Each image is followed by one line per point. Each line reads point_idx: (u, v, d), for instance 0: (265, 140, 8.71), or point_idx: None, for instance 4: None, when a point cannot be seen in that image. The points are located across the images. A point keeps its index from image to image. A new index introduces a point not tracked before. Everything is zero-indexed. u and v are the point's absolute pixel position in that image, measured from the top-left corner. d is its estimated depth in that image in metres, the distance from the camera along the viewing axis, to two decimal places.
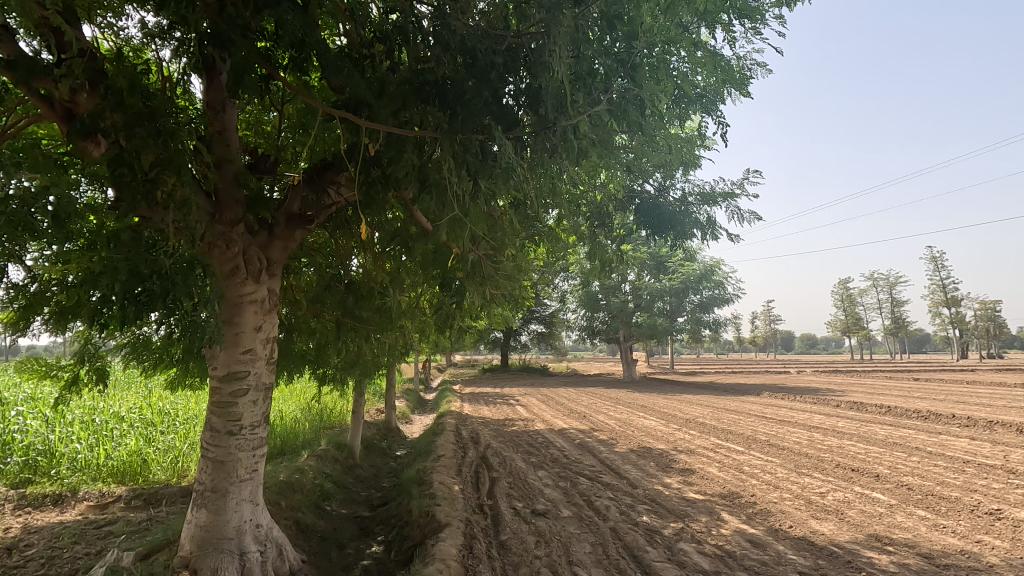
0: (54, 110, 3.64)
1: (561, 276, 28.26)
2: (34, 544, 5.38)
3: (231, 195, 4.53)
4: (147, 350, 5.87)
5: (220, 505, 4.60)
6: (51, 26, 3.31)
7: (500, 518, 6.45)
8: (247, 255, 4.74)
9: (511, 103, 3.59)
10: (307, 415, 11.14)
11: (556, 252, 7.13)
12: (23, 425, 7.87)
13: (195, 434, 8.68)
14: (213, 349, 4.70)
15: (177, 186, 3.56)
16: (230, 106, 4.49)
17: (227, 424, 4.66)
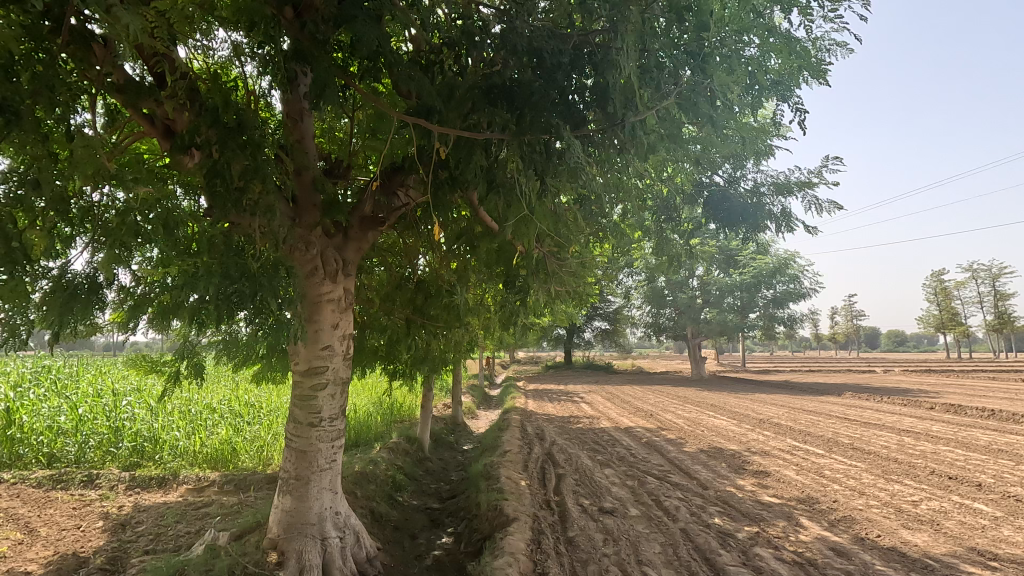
0: (155, 127, 4.09)
1: (626, 272, 27.87)
2: (144, 521, 5.96)
3: (309, 200, 4.82)
4: (236, 347, 6.34)
5: (303, 492, 4.89)
6: (155, 53, 3.64)
7: (567, 514, 6.46)
8: (325, 257, 5.01)
9: (577, 101, 3.51)
10: (379, 408, 11.61)
11: (621, 248, 7.04)
12: (132, 413, 8.68)
13: (278, 425, 9.27)
14: (295, 346, 5.01)
15: (260, 193, 3.92)
16: (308, 115, 4.73)
17: (309, 416, 4.96)
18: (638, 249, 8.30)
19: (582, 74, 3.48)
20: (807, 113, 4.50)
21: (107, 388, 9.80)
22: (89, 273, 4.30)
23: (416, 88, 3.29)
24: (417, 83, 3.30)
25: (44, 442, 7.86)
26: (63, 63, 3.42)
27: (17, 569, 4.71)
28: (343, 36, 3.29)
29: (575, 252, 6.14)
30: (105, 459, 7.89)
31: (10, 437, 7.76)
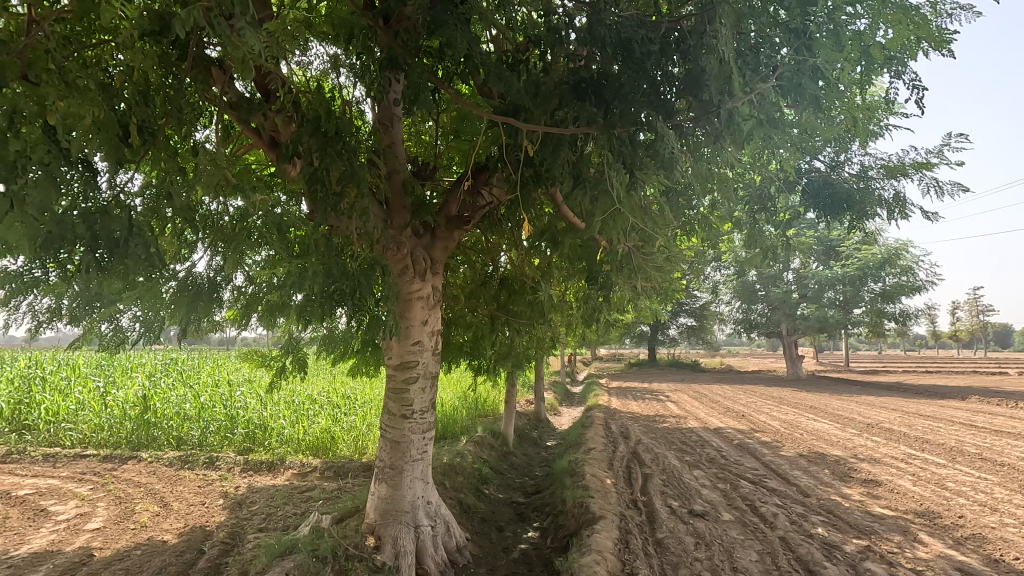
0: (263, 138, 4.45)
1: (714, 267, 26.62)
2: (257, 500, 6.52)
3: (400, 202, 5.03)
4: (334, 343, 6.76)
5: (397, 480, 5.12)
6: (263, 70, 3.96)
7: (655, 515, 6.31)
8: (415, 256, 5.21)
9: (667, 89, 3.40)
10: (464, 402, 11.92)
11: (711, 241, 6.74)
12: (244, 403, 9.49)
13: (372, 416, 9.75)
14: (389, 341, 5.25)
15: (356, 196, 4.19)
16: (398, 121, 4.93)
17: (402, 408, 5.18)
18: (727, 242, 7.88)
19: (672, 64, 3.35)
20: (925, 89, 4.09)
21: (223, 379, 10.79)
22: (210, 274, 4.74)
23: (506, 88, 3.30)
24: (507, 83, 3.31)
25: (173, 426, 8.80)
26: (186, 85, 3.79)
27: (155, 537, 5.39)
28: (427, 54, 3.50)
29: (660, 245, 5.96)
30: (223, 442, 8.69)
31: (146, 421, 8.77)
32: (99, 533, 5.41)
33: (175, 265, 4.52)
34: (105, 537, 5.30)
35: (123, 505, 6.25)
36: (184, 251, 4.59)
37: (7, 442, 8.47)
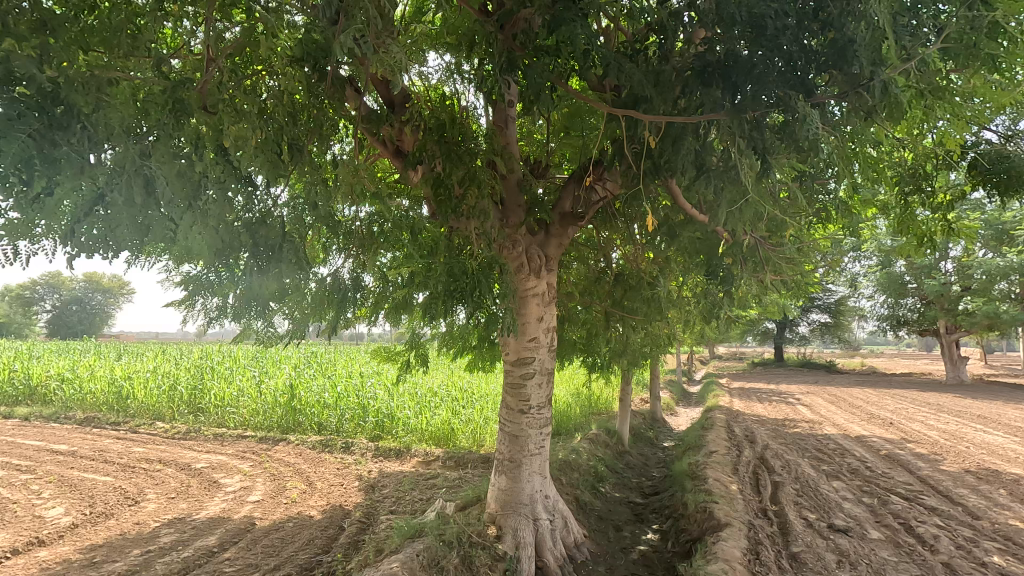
0: (388, 148, 4.77)
1: (851, 258, 24.02)
2: (387, 484, 7.04)
3: (515, 201, 5.14)
4: (453, 338, 7.06)
5: (516, 473, 5.24)
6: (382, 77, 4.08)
7: (789, 527, 5.85)
8: (530, 254, 5.28)
9: (805, 65, 3.12)
10: (577, 399, 11.91)
11: (850, 228, 6.09)
12: (374, 393, 10.25)
13: (488, 410, 10.06)
14: (506, 338, 5.37)
15: (475, 199, 4.31)
16: (512, 122, 5.04)
17: (519, 403, 5.29)
18: (872, 228, 7.04)
19: (810, 36, 3.06)
20: None
21: (356, 372, 11.76)
22: (345, 274, 5.10)
23: (627, 78, 3.24)
24: (628, 74, 3.24)
25: (315, 413, 9.73)
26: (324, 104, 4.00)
27: (303, 512, 6.03)
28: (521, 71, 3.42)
29: (791, 235, 5.50)
30: (357, 429, 9.45)
31: (293, 408, 9.80)
32: (259, 504, 6.16)
33: (316, 268, 5.00)
34: (263, 509, 6.03)
35: (278, 481, 7.08)
36: (323, 255, 5.05)
37: (187, 421, 9.92)
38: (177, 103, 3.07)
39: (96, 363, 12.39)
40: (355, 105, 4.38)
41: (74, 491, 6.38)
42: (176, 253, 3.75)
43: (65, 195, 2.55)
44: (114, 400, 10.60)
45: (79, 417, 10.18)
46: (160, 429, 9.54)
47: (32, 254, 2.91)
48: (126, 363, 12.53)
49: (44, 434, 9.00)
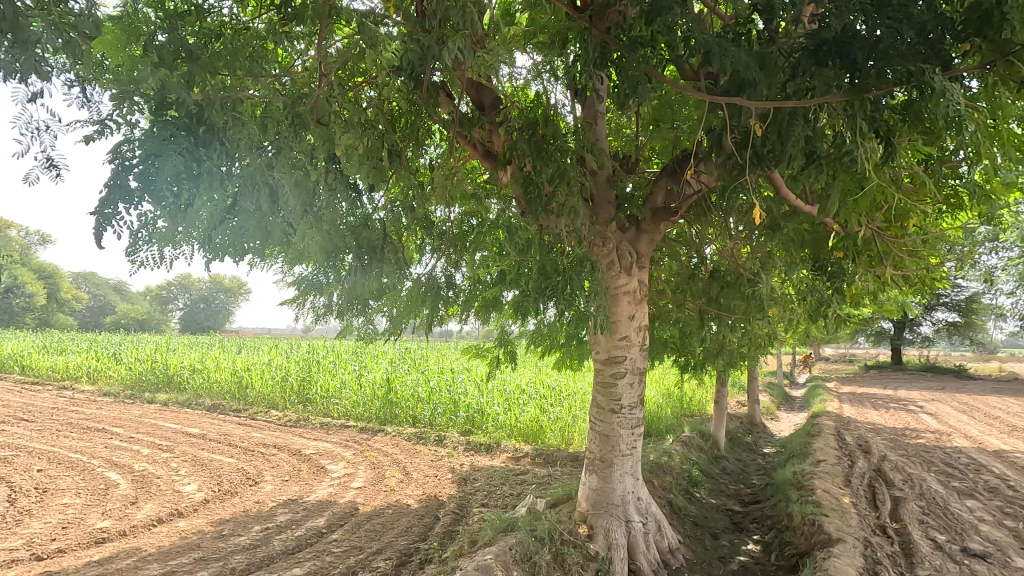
0: (477, 150, 4.89)
1: (987, 249, 21.28)
2: (479, 478, 7.21)
3: (604, 197, 5.08)
4: (541, 336, 7.08)
5: (607, 473, 5.17)
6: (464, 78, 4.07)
7: (913, 548, 5.30)
8: (620, 251, 5.19)
9: (939, 36, 2.82)
10: (668, 401, 11.53)
11: (989, 216, 5.41)
12: (464, 389, 10.53)
13: (576, 408, 9.99)
14: (596, 336, 5.31)
15: (565, 196, 4.27)
16: (601, 118, 4.96)
17: (610, 402, 5.21)
18: (1016, 215, 6.20)
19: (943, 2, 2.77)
20: None
21: (448, 368, 12.14)
22: (439, 274, 5.21)
23: (732, 64, 3.08)
24: (733, 58, 3.07)
25: (410, 406, 10.18)
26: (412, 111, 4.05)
27: (401, 500, 6.33)
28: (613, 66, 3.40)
29: (915, 225, 4.97)
30: (448, 423, 9.75)
31: (390, 401, 10.32)
32: (361, 491, 6.55)
33: (411, 268, 5.18)
34: (365, 495, 6.41)
35: (377, 469, 7.48)
36: (417, 255, 5.22)
37: (297, 410, 10.77)
38: (296, 118, 3.35)
39: (220, 356, 13.78)
40: (447, 109, 4.52)
41: (205, 470, 7.14)
42: (288, 254, 4.06)
43: (204, 204, 2.86)
44: (236, 389, 11.72)
45: (208, 403, 11.38)
46: (275, 417, 10.42)
47: (175, 258, 3.31)
48: (245, 356, 13.81)
49: (180, 418, 10.15)
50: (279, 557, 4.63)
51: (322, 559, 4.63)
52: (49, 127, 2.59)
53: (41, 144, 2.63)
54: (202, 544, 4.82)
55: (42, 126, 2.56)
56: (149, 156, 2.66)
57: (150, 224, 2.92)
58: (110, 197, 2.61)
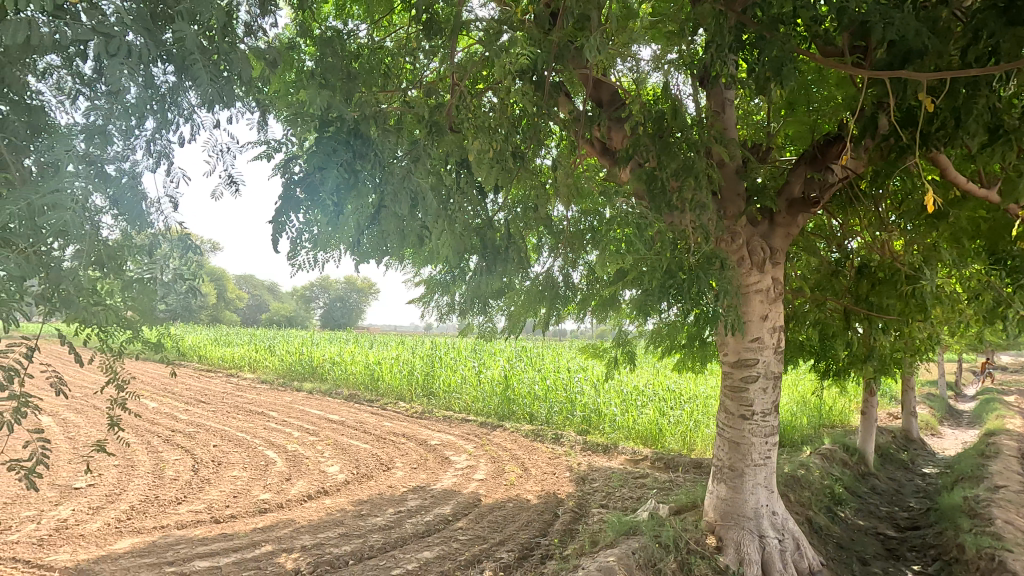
0: (594, 147, 4.84)
1: None
2: (597, 479, 7.15)
3: (733, 189, 4.74)
4: (659, 338, 6.80)
5: (738, 483, 4.84)
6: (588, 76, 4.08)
7: None
8: (751, 246, 4.85)
9: None
10: (804, 409, 10.58)
11: None
12: (581, 388, 10.48)
13: (699, 413, 9.51)
14: (724, 337, 4.99)
15: (693, 191, 4.01)
16: (729, 105, 4.66)
17: (741, 408, 4.88)
18: None
19: None
20: None
21: (563, 367, 12.16)
22: (556, 273, 5.25)
23: (898, 32, 2.76)
24: (899, 26, 2.76)
25: (527, 404, 10.35)
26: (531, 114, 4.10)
27: (522, 494, 6.47)
28: (747, 47, 3.26)
29: None
30: (565, 422, 9.74)
31: (509, 398, 10.57)
32: (483, 483, 6.80)
33: (530, 267, 5.26)
34: (487, 487, 6.64)
35: (498, 463, 7.72)
36: (536, 254, 5.28)
37: (422, 403, 11.43)
38: (432, 125, 3.61)
39: (355, 350, 15.06)
40: (565, 109, 4.53)
41: (345, 454, 7.85)
42: (418, 254, 4.32)
43: (353, 211, 3.19)
44: (369, 381, 12.73)
45: (345, 394, 12.48)
46: (403, 409, 11.17)
47: (326, 262, 3.71)
48: (376, 351, 14.93)
49: (323, 406, 11.26)
50: (411, 539, 4.95)
51: (450, 544, 4.87)
52: (230, 149, 2.99)
53: (224, 165, 3.04)
54: (345, 520, 5.29)
55: (225, 149, 2.96)
56: (314, 170, 3.05)
57: (308, 230, 3.29)
58: (282, 209, 3.06)
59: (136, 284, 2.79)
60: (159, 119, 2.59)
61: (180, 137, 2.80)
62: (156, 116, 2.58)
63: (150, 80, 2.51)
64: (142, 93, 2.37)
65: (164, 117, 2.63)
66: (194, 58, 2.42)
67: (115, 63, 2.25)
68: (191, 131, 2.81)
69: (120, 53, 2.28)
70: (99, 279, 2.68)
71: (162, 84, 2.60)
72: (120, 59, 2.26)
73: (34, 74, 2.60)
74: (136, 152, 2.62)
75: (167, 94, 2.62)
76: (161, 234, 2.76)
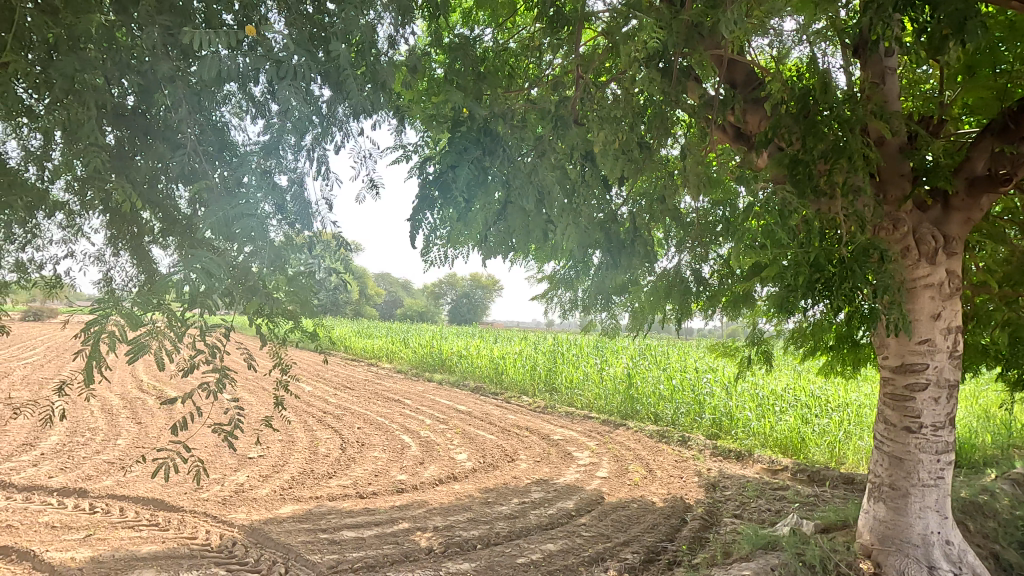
0: (727, 132, 4.54)
1: None
2: (729, 487, 6.71)
3: (895, 170, 4.17)
4: (802, 338, 6.15)
5: (901, 504, 4.24)
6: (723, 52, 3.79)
7: None
8: (919, 233, 4.22)
9: None
10: (987, 426, 8.99)
11: None
12: (711, 390, 9.84)
13: (851, 422, 8.47)
14: (883, 338, 4.41)
15: (845, 173, 3.54)
16: (891, 75, 4.05)
17: (905, 419, 4.27)
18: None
19: None
20: None
21: (691, 366, 11.58)
22: (685, 268, 4.95)
23: None
24: None
25: (652, 403, 10.01)
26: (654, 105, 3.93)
27: (646, 496, 6.28)
28: (918, 5, 2.83)
29: None
30: (693, 425, 9.28)
31: (632, 397, 10.31)
32: (606, 481, 6.71)
33: (656, 261, 5.05)
34: (611, 486, 6.54)
35: (621, 463, 7.57)
36: (662, 248, 5.06)
37: (544, 398, 11.61)
38: (557, 120, 3.68)
39: (481, 344, 15.66)
40: (695, 95, 4.28)
41: (473, 443, 8.20)
42: (543, 249, 4.36)
43: (482, 208, 3.52)
44: (494, 374, 13.18)
45: (472, 386, 13.06)
46: (526, 403, 11.40)
47: (455, 256, 4.19)
48: (499, 345, 15.40)
49: (452, 396, 11.88)
50: (536, 530, 5.04)
51: (574, 540, 4.87)
52: (371, 154, 3.30)
53: (366, 170, 3.35)
54: (473, 506, 5.54)
55: (368, 154, 3.27)
56: (449, 168, 3.35)
57: (441, 227, 3.76)
58: (420, 206, 3.43)
59: (298, 280, 3.02)
60: (317, 131, 2.93)
61: (333, 146, 3.12)
62: (315, 129, 2.90)
63: (311, 97, 2.86)
64: (306, 108, 2.71)
65: (321, 130, 2.95)
66: (347, 75, 2.69)
67: (285, 84, 2.59)
68: (342, 142, 3.13)
69: (289, 75, 2.62)
70: (269, 275, 2.96)
71: (320, 102, 2.91)
72: (289, 80, 2.60)
73: (220, 100, 3.04)
74: (300, 161, 2.97)
75: (324, 108, 2.96)
76: (318, 236, 3.10)
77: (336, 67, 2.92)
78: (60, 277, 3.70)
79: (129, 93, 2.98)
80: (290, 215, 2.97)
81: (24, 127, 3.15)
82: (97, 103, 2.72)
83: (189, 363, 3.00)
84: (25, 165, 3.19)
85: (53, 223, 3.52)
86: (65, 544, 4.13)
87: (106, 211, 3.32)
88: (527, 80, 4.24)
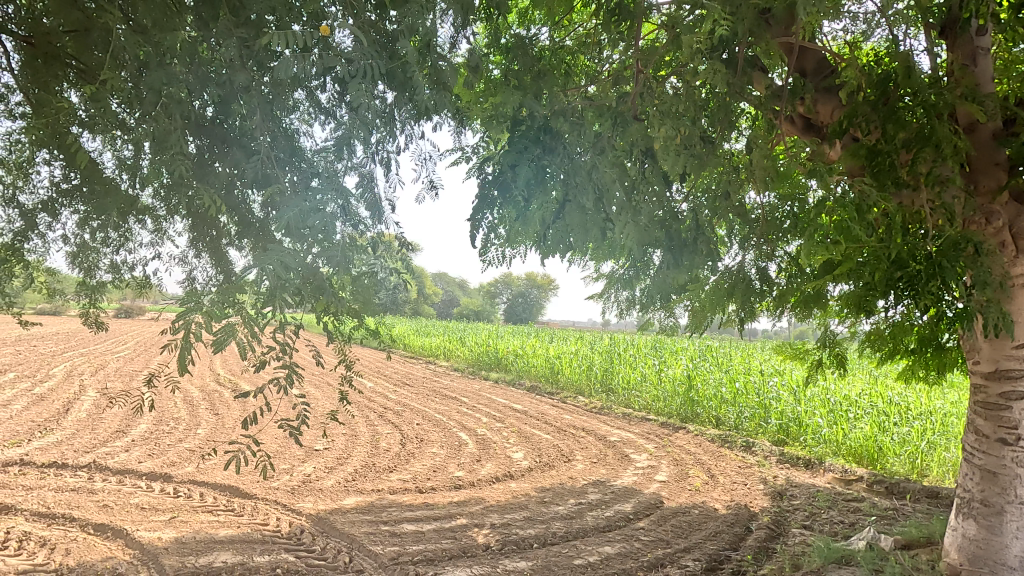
0: (795, 124, 4.31)
1: None
2: (798, 496, 6.39)
3: (989, 158, 3.80)
4: (880, 341, 5.77)
5: (994, 523, 3.87)
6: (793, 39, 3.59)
7: None
8: (1016, 227, 3.87)
9: None
10: None
11: None
12: (777, 394, 9.38)
13: (936, 431, 7.81)
14: (974, 340, 4.08)
15: (932, 162, 3.28)
16: (984, 56, 3.69)
17: (1000, 431, 3.92)
18: None
19: None
20: None
21: (755, 369, 11.12)
22: (749, 267, 4.69)
23: None
24: None
25: (713, 407, 9.69)
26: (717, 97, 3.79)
27: (708, 502, 6.08)
28: None
29: None
30: (757, 430, 8.90)
31: (692, 399, 10.03)
32: (666, 485, 6.55)
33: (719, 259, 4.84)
34: (670, 490, 6.38)
35: (680, 467, 7.37)
36: (725, 246, 4.85)
37: (601, 399, 11.49)
38: (617, 116, 3.74)
39: (536, 343, 15.68)
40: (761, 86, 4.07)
41: (528, 442, 8.22)
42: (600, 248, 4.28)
43: (539, 207, 3.51)
44: (549, 373, 13.16)
45: (528, 385, 13.14)
46: (582, 403, 11.32)
47: (514, 257, 4.18)
48: (555, 345, 15.37)
49: (508, 395, 11.96)
50: (592, 532, 4.98)
51: (632, 543, 4.78)
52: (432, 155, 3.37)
53: (427, 172, 3.43)
54: (529, 505, 5.55)
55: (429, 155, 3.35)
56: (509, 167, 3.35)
57: (500, 228, 3.79)
58: (480, 206, 3.45)
59: (363, 279, 3.13)
60: (382, 131, 3.02)
61: (396, 147, 3.21)
62: (379, 131, 3.00)
63: (376, 99, 2.96)
64: (373, 109, 2.81)
65: (385, 132, 3.04)
66: (412, 74, 2.77)
67: (354, 85, 2.69)
68: (404, 143, 3.22)
69: (358, 74, 2.72)
70: (336, 275, 3.06)
71: (384, 103, 3.01)
72: (357, 81, 2.70)
73: (291, 107, 3.19)
74: (366, 161, 3.07)
75: (387, 111, 3.07)
76: (380, 237, 3.21)
77: (399, 68, 3.01)
78: (149, 277, 3.99)
79: (208, 105, 3.17)
80: (354, 217, 3.08)
81: (119, 139, 3.42)
82: (182, 112, 2.90)
83: (260, 359, 3.14)
84: (120, 174, 3.47)
85: (143, 227, 3.79)
86: (152, 524, 4.46)
87: (189, 216, 3.56)
88: (585, 77, 4.19)
